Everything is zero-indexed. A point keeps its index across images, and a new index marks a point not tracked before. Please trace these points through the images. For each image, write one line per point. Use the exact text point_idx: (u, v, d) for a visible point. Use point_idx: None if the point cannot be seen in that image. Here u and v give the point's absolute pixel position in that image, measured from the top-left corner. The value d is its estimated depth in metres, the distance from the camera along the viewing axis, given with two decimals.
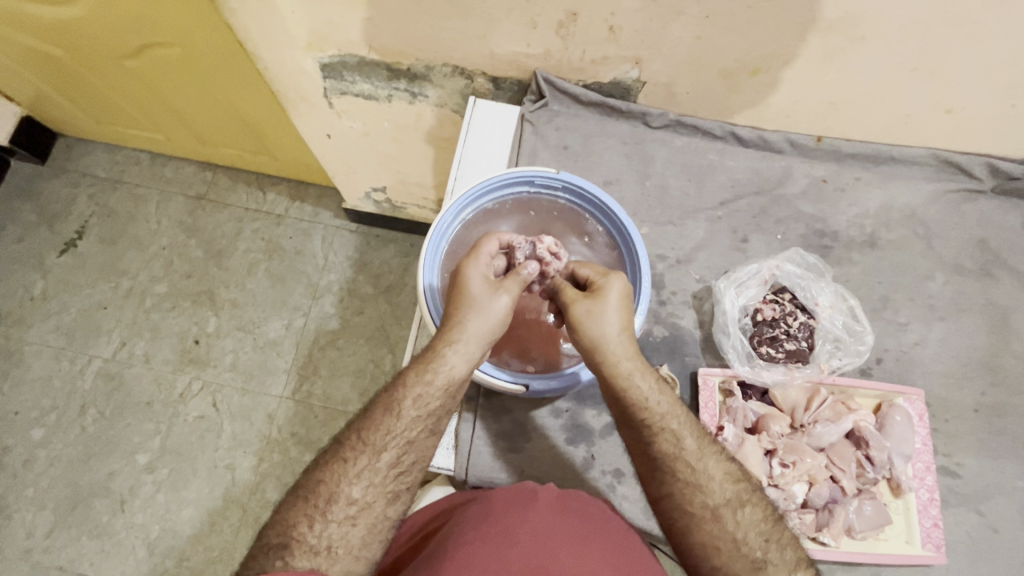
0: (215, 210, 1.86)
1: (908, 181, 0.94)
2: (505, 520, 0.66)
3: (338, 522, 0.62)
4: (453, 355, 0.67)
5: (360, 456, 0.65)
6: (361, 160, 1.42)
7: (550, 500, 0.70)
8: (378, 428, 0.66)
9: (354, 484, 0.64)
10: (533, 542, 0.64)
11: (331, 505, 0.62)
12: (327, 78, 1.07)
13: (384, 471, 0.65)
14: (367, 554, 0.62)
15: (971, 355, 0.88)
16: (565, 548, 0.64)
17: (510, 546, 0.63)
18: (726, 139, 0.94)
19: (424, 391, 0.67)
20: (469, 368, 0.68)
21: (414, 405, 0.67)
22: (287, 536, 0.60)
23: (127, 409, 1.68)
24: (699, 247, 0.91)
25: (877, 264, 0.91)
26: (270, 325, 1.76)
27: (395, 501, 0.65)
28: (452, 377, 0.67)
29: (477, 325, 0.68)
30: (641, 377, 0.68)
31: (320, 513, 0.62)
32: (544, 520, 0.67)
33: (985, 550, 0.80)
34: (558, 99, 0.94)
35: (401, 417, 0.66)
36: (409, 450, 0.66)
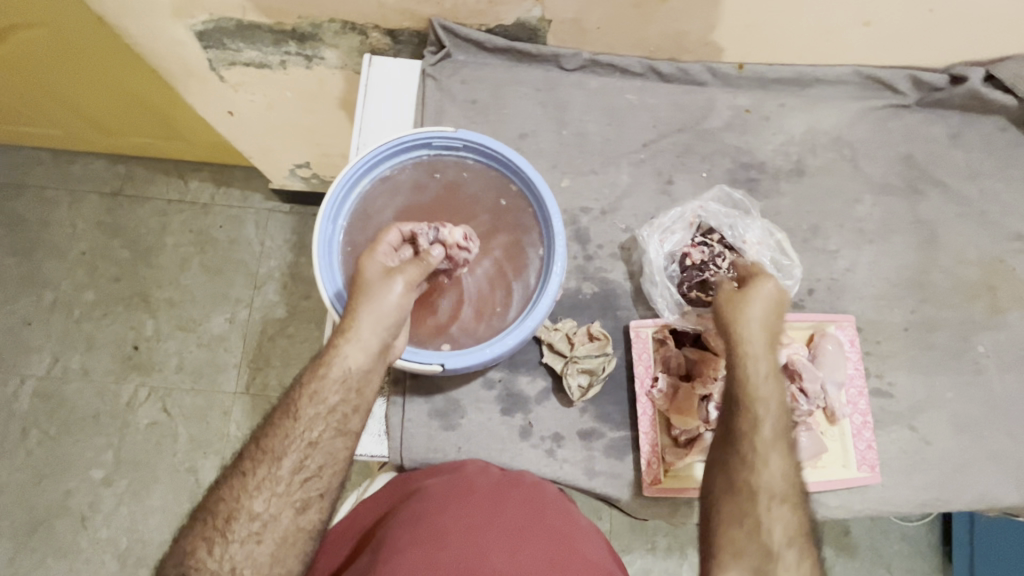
0: (133, 206, 1.73)
1: (833, 102, 0.90)
2: (438, 520, 0.65)
3: (241, 540, 0.60)
4: (349, 348, 0.63)
5: (261, 468, 0.62)
6: (275, 136, 1.31)
7: (483, 490, 0.69)
8: (277, 435, 0.63)
9: (256, 498, 0.61)
10: (462, 540, 0.64)
11: (232, 524, 0.61)
12: (209, 48, 0.97)
13: (286, 480, 0.62)
14: (281, 569, 0.61)
15: (902, 275, 0.88)
16: (491, 542, 0.64)
17: (441, 548, 0.62)
18: (645, 75, 0.88)
19: (320, 388, 0.63)
20: (368, 361, 0.64)
21: (311, 404, 0.63)
22: (188, 563, 0.59)
23: (72, 426, 1.60)
24: (624, 194, 0.86)
25: (806, 193, 0.89)
26: (212, 321, 1.68)
27: (305, 510, 0.63)
28: (349, 370, 0.63)
29: (373, 314, 0.63)
30: None
31: (221, 534, 0.60)
32: (473, 513, 0.66)
33: (918, 463, 0.82)
34: (461, 48, 0.86)
35: (299, 418, 0.63)
36: (313, 452, 0.63)
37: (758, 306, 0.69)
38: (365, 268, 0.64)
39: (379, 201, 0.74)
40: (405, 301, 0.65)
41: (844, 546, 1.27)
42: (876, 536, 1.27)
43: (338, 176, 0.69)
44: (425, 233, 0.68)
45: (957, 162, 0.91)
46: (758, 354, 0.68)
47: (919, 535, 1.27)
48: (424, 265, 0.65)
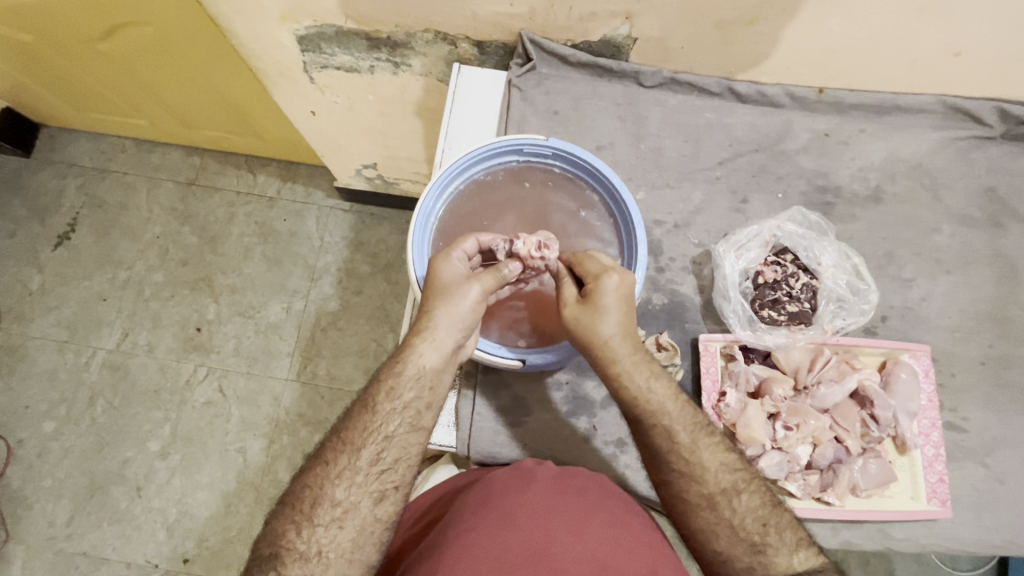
0: (206, 195, 1.83)
1: (913, 131, 0.90)
2: (504, 502, 0.67)
3: (325, 525, 0.62)
4: (423, 346, 0.67)
5: (341, 459, 0.65)
6: (349, 137, 1.37)
7: (549, 480, 0.71)
8: (355, 427, 0.66)
9: (337, 486, 0.64)
10: (532, 525, 0.64)
11: (316, 510, 0.63)
12: (305, 52, 1.03)
13: (365, 470, 0.65)
14: (361, 556, 0.62)
15: (978, 308, 0.86)
16: (564, 528, 0.65)
17: (511, 530, 0.64)
18: (723, 95, 0.90)
19: (397, 383, 0.67)
20: (440, 358, 0.67)
21: (388, 399, 0.66)
22: (276, 546, 0.62)
23: (135, 398, 1.69)
24: (697, 210, 0.88)
25: (881, 219, 0.88)
26: (270, 309, 1.75)
27: (383, 500, 0.65)
28: (424, 369, 0.67)
29: (448, 315, 0.66)
30: (640, 376, 0.66)
31: (306, 519, 0.63)
32: (539, 502, 0.67)
33: (989, 502, 0.80)
34: (546, 62, 0.90)
35: (376, 412, 0.66)
36: (389, 445, 0.66)
37: (609, 318, 0.65)
38: (439, 273, 0.67)
39: (470, 202, 0.78)
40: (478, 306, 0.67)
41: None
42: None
43: (436, 177, 0.72)
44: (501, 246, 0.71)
45: None
46: (625, 353, 0.66)
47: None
48: (500, 276, 0.68)
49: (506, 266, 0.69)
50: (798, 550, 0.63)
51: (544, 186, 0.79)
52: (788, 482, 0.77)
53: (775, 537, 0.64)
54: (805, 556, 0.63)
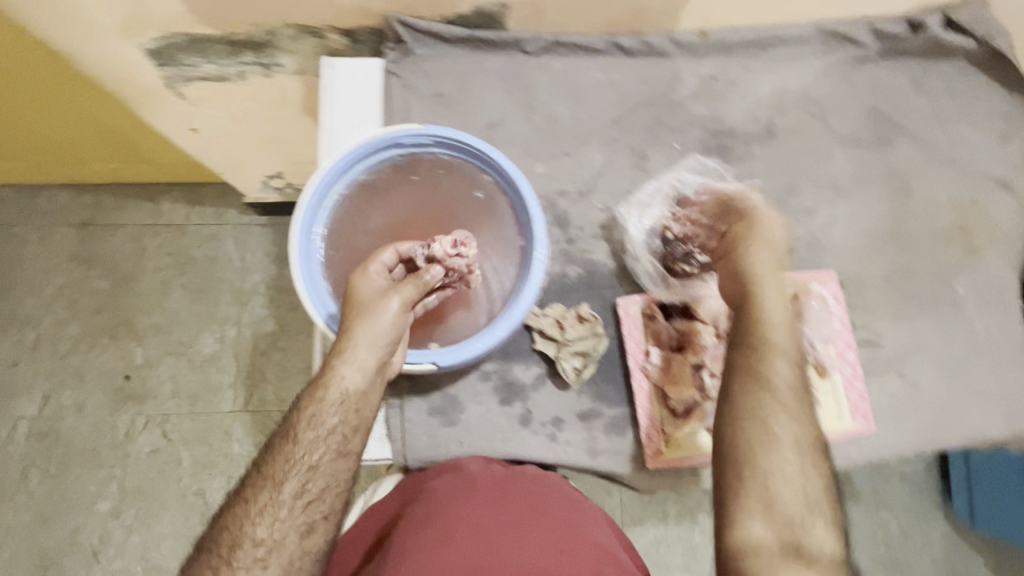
0: (107, 234, 1.69)
1: (796, 61, 0.91)
2: (444, 520, 0.68)
3: (248, 566, 0.61)
4: (345, 369, 0.63)
5: (261, 493, 0.63)
6: (242, 149, 1.28)
7: (490, 485, 0.71)
8: (274, 460, 0.63)
9: (259, 524, 0.62)
10: (471, 539, 0.67)
11: (236, 553, 0.61)
12: (162, 67, 0.95)
13: (290, 502, 0.63)
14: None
15: (877, 226, 0.89)
16: (501, 539, 0.67)
17: (452, 546, 0.66)
18: (609, 51, 0.89)
19: (318, 410, 0.64)
20: (366, 377, 0.64)
21: (309, 428, 0.64)
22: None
23: (73, 462, 1.59)
24: (600, 173, 0.86)
25: (778, 154, 0.89)
26: (202, 342, 1.66)
27: (312, 530, 0.63)
28: (347, 391, 0.64)
29: (371, 332, 0.63)
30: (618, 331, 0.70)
31: (226, 562, 0.61)
32: (478, 513, 0.69)
33: (908, 408, 0.84)
34: (422, 42, 0.84)
35: (298, 443, 0.63)
36: (313, 475, 0.63)
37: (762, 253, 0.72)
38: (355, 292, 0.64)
39: (357, 207, 0.73)
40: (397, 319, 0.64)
41: (850, 493, 1.31)
42: (878, 479, 1.31)
43: (308, 190, 0.67)
44: (420, 251, 0.68)
45: (922, 109, 0.92)
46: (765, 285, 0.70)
47: (918, 475, 1.31)
48: (421, 282, 0.65)
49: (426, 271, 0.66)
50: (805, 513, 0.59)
51: (433, 174, 0.75)
52: None
53: None
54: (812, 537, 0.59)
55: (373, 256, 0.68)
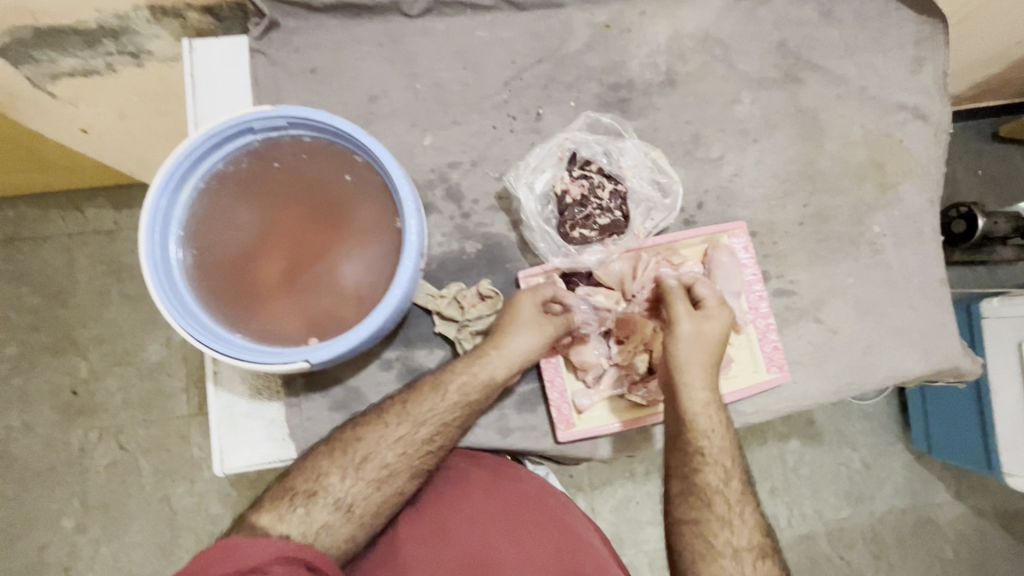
0: (33, 248, 1.62)
1: (695, 0, 0.85)
2: (443, 516, 0.71)
3: (355, 487, 0.67)
4: (495, 356, 0.72)
5: (389, 423, 0.70)
6: (145, 148, 1.20)
7: (483, 480, 0.74)
8: (421, 402, 0.70)
9: (378, 460, 0.68)
10: (467, 533, 0.70)
11: (363, 465, 0.68)
12: (20, 66, 0.88)
13: (416, 447, 0.70)
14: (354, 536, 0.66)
15: (789, 170, 0.86)
16: (499, 535, 0.70)
17: (446, 543, 0.69)
18: (498, 7, 0.83)
19: (460, 386, 0.71)
20: (508, 372, 0.72)
21: (451, 393, 0.71)
22: (313, 486, 0.66)
23: (31, 482, 1.57)
24: (493, 141, 0.81)
25: (681, 103, 0.84)
26: (148, 349, 1.62)
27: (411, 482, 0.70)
28: (494, 378, 0.72)
29: (520, 341, 0.72)
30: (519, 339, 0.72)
31: (352, 469, 0.68)
32: (475, 506, 0.72)
33: (827, 354, 0.83)
34: (288, 14, 0.79)
35: (437, 398, 0.71)
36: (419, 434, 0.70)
37: (693, 347, 0.70)
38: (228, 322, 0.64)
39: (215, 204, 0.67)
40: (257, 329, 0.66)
41: (810, 434, 1.31)
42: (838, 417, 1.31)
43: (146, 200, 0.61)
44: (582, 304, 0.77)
45: (832, 41, 0.87)
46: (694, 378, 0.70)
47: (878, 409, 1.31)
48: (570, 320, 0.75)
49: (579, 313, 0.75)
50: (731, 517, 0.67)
51: (297, 159, 0.68)
52: (632, 394, 0.78)
53: None
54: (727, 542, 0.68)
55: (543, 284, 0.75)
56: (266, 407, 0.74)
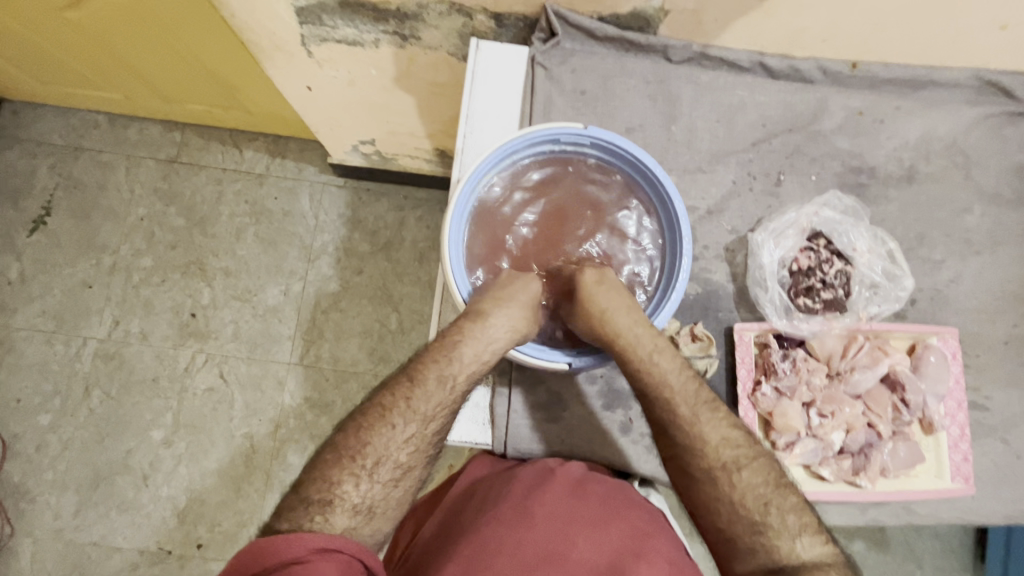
0: (190, 173, 1.61)
1: (949, 108, 0.87)
2: (523, 500, 0.67)
3: (382, 483, 0.63)
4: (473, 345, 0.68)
5: (404, 413, 0.65)
6: (347, 113, 1.22)
7: (571, 482, 0.69)
8: (425, 398, 0.66)
9: (402, 448, 0.64)
10: (550, 526, 0.64)
11: (378, 467, 0.63)
12: (304, 25, 0.89)
13: (428, 437, 0.66)
14: (398, 512, 0.65)
15: (1004, 288, 0.87)
16: (583, 535, 0.64)
17: (528, 528, 0.64)
18: (755, 71, 0.86)
19: (466, 362, 0.68)
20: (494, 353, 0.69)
21: (458, 376, 0.67)
22: (331, 494, 0.60)
23: (133, 387, 1.51)
24: (730, 195, 0.86)
25: (914, 200, 0.87)
26: (268, 292, 1.56)
27: (429, 464, 0.67)
28: (494, 349, 0.69)
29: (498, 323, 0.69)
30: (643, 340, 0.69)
31: (367, 473, 0.62)
32: (560, 504, 0.66)
33: (1008, 476, 0.83)
34: (570, 35, 0.83)
35: (440, 390, 0.67)
36: (446, 419, 0.68)
37: (607, 300, 0.70)
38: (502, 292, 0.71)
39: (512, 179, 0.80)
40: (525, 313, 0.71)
41: (877, 539, 1.33)
42: (910, 534, 1.34)
43: (487, 156, 0.73)
44: (778, 351, 0.79)
45: None
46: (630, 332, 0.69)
47: (952, 533, 1.33)
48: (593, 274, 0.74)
49: (780, 368, 0.77)
50: (796, 521, 0.60)
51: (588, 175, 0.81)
52: (821, 467, 0.78)
53: (787, 518, 0.61)
54: (800, 532, 0.60)
55: (749, 326, 0.80)
56: (473, 389, 0.80)
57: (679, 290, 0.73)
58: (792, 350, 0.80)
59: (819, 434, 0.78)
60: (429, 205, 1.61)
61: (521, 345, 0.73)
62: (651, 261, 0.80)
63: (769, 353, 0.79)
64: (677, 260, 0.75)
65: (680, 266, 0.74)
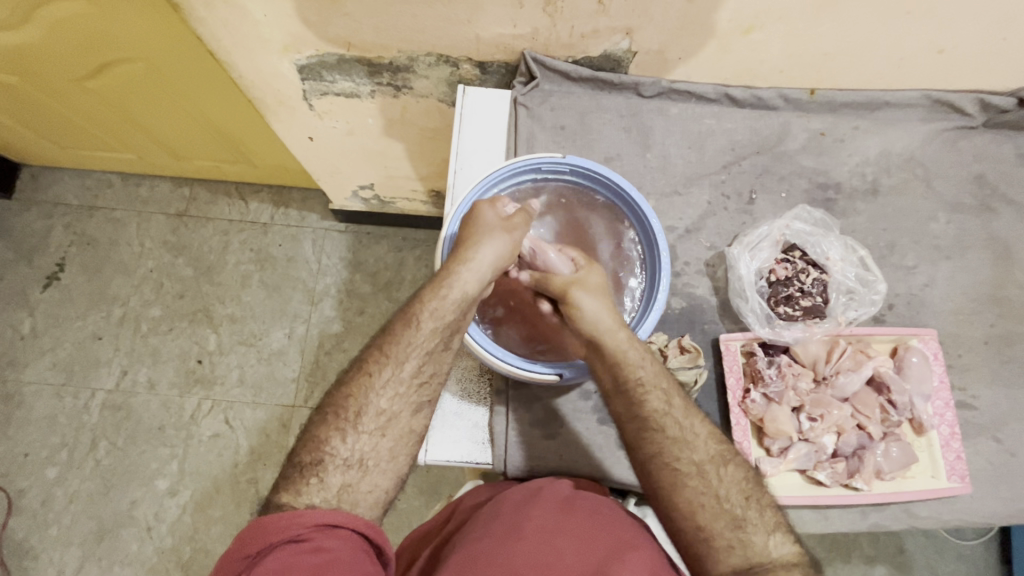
0: (198, 225, 1.68)
1: (904, 125, 0.94)
2: (513, 519, 0.69)
3: (369, 433, 0.67)
4: (465, 271, 0.72)
5: (374, 361, 0.69)
6: (347, 160, 1.30)
7: (557, 500, 0.72)
8: (396, 341, 0.69)
9: (382, 395, 0.67)
10: (537, 539, 0.66)
11: (361, 419, 0.67)
12: (305, 81, 0.97)
13: (408, 382, 0.69)
14: (394, 466, 0.67)
15: (977, 290, 0.90)
16: (568, 545, 0.65)
17: (517, 540, 0.66)
18: (721, 101, 0.93)
19: (440, 305, 0.70)
20: (477, 286, 0.72)
21: (431, 317, 0.70)
22: (320, 453, 0.65)
23: (139, 436, 1.53)
24: (706, 214, 0.91)
25: (881, 211, 0.92)
26: (273, 335, 1.60)
27: (420, 410, 0.70)
28: (465, 294, 0.71)
29: (485, 249, 0.73)
30: (632, 351, 0.72)
31: (352, 426, 0.66)
32: (545, 520, 0.68)
33: (1006, 474, 0.83)
34: (548, 78, 0.91)
35: (420, 329, 0.69)
36: (427, 359, 0.70)
37: (597, 298, 0.74)
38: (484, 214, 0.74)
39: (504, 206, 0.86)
40: (511, 243, 0.75)
41: (899, 563, 1.31)
42: (928, 552, 1.31)
43: (473, 188, 0.79)
44: (764, 357, 0.82)
45: None
46: (614, 341, 0.72)
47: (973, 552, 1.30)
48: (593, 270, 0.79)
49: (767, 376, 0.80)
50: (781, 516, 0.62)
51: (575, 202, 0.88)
52: (817, 471, 0.80)
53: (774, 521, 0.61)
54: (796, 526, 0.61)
55: (734, 336, 0.83)
56: (472, 410, 0.82)
57: (661, 301, 0.77)
58: (778, 357, 0.83)
59: (812, 438, 0.80)
60: (428, 244, 1.67)
61: (513, 359, 0.76)
62: (635, 270, 0.85)
63: (756, 360, 0.82)
64: (656, 276, 0.80)
65: (659, 281, 0.78)
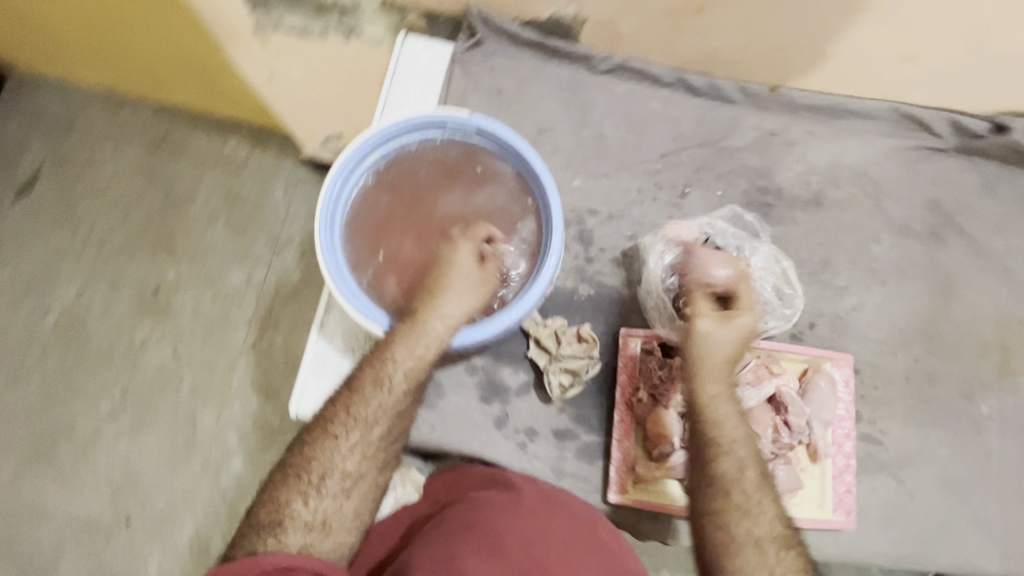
0: (173, 155, 1.51)
1: (863, 136, 0.88)
2: (494, 526, 0.64)
3: (332, 495, 0.65)
4: (435, 321, 0.67)
5: (340, 420, 0.67)
6: None
7: (535, 503, 0.68)
8: (364, 403, 0.67)
9: (348, 457, 0.66)
10: (524, 556, 0.62)
11: (324, 481, 0.65)
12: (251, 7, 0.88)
13: (375, 442, 0.67)
14: (360, 521, 0.66)
15: (909, 321, 0.85)
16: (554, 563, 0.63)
17: (503, 556, 0.61)
18: (676, 87, 0.88)
19: (407, 352, 0.66)
20: (448, 334, 0.67)
21: (402, 373, 0.67)
22: (281, 514, 0.64)
23: (86, 358, 1.44)
24: (634, 202, 0.87)
25: (821, 225, 0.87)
26: (232, 276, 1.45)
27: (385, 468, 0.69)
28: (435, 343, 0.67)
29: (454, 301, 0.68)
30: (724, 402, 0.65)
31: (314, 490, 0.65)
32: (526, 529, 0.65)
33: (896, 516, 0.79)
34: (493, 37, 0.87)
35: (388, 384, 0.67)
36: (393, 419, 0.68)
37: (730, 337, 0.64)
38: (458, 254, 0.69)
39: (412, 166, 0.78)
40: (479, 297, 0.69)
41: None
42: None
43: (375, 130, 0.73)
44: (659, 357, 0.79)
45: (987, 215, 0.88)
46: (720, 387, 0.65)
47: None
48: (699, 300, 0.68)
49: (654, 376, 0.77)
50: None
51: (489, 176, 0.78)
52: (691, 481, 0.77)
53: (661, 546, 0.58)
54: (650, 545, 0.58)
55: (635, 332, 0.81)
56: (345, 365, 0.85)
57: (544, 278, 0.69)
58: (672, 359, 0.78)
59: None
60: None
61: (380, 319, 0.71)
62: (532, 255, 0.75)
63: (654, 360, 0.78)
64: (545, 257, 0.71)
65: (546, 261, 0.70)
